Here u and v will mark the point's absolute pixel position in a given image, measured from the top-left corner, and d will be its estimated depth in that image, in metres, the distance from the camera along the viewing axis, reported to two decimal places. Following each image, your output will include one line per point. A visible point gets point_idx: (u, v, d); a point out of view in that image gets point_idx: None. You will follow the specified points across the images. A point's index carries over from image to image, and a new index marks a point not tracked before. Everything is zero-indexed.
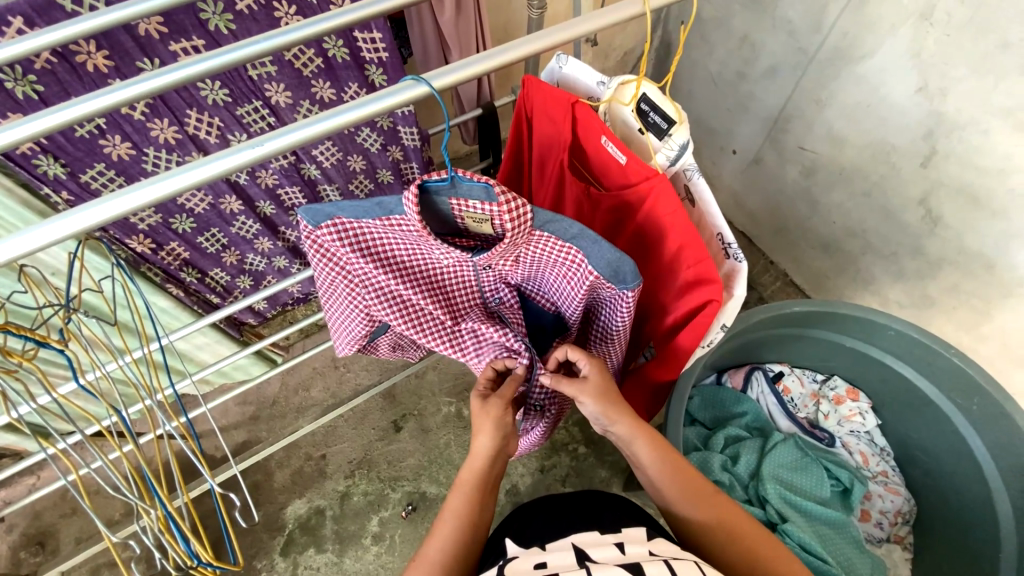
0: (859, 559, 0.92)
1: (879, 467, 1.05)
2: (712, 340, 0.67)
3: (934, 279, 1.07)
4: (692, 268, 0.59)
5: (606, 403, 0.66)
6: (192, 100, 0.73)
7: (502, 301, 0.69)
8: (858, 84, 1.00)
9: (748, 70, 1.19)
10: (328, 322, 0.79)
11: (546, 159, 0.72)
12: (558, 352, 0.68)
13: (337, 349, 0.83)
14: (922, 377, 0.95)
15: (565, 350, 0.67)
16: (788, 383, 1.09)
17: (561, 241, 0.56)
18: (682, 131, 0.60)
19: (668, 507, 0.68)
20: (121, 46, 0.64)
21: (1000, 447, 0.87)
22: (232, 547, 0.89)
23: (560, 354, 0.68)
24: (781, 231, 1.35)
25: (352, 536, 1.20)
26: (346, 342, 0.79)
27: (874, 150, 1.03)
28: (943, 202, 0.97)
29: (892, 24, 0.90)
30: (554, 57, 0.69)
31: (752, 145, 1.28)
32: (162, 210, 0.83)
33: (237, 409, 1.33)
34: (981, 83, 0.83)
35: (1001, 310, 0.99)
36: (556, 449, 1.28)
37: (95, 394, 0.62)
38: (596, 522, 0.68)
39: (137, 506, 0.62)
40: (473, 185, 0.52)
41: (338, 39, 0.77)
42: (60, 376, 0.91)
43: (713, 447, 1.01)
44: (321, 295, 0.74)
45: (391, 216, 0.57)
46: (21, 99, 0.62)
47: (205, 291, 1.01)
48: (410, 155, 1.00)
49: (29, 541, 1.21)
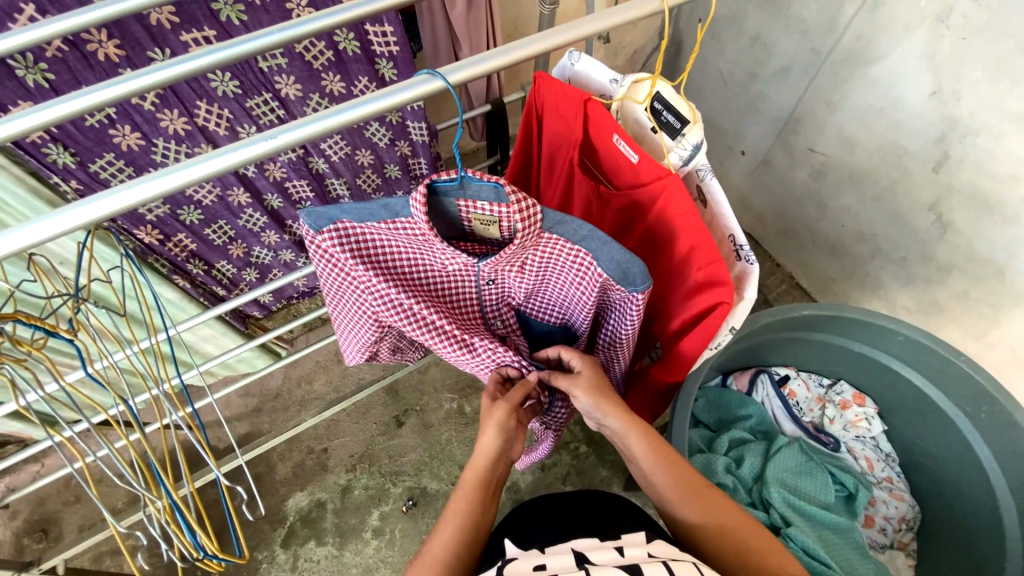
0: (861, 564, 0.91)
1: (884, 473, 1.05)
2: (720, 342, 0.66)
3: (943, 285, 1.06)
4: (703, 270, 0.59)
5: (605, 402, 0.66)
6: (202, 91, 0.73)
7: (505, 323, 0.74)
8: (872, 86, 0.99)
9: (760, 70, 1.18)
10: (336, 329, 0.79)
11: (555, 158, 0.71)
12: (552, 351, 0.70)
13: (345, 360, 0.83)
14: (930, 384, 0.94)
15: (558, 349, 0.69)
16: (793, 387, 1.08)
17: (571, 243, 0.55)
18: (696, 131, 0.60)
19: (665, 509, 0.67)
20: (133, 36, 0.64)
21: (1006, 455, 0.86)
22: (236, 539, 0.89)
23: (553, 352, 0.70)
24: (789, 234, 1.35)
25: (353, 529, 1.21)
26: (355, 352, 0.80)
27: (885, 153, 1.02)
28: (954, 208, 0.96)
29: (907, 26, 0.89)
30: (566, 53, 0.69)
31: (761, 146, 1.28)
32: (170, 201, 0.83)
33: (240, 401, 1.33)
34: (996, 88, 0.83)
35: (1010, 317, 0.99)
36: (557, 447, 1.28)
37: (103, 383, 0.62)
38: (597, 528, 0.68)
39: (143, 496, 0.62)
40: (483, 185, 0.52)
41: (349, 32, 0.76)
42: (67, 365, 0.91)
43: (716, 450, 1.00)
44: (327, 301, 0.74)
45: (397, 219, 0.56)
46: (32, 88, 0.62)
47: (211, 283, 1.01)
48: (418, 150, 0.99)
49: (33, 527, 1.22)
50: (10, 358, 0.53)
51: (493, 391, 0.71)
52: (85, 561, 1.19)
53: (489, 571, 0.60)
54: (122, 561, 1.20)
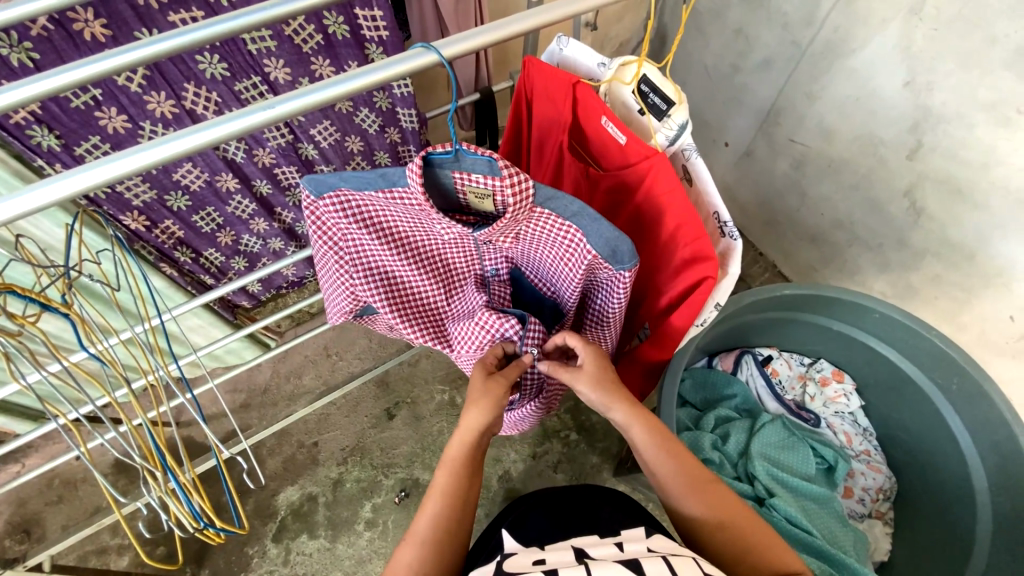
0: (843, 532, 0.94)
1: (862, 446, 1.09)
2: (706, 318, 0.68)
3: (918, 269, 1.10)
4: (690, 244, 0.60)
5: (609, 393, 0.68)
6: (190, 74, 0.73)
7: (498, 278, 0.73)
8: (848, 77, 1.02)
9: (742, 63, 1.21)
10: (321, 291, 0.80)
11: (545, 143, 0.74)
12: (558, 338, 0.70)
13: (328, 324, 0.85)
14: (905, 359, 0.98)
15: (563, 335, 0.69)
16: (776, 366, 1.12)
17: (562, 219, 0.57)
18: (681, 111, 0.63)
19: (667, 498, 0.68)
20: (120, 16, 0.64)
21: (977, 426, 0.90)
22: (235, 519, 0.90)
23: (558, 339, 0.70)
24: (771, 224, 1.39)
25: (345, 522, 1.21)
26: (336, 317, 0.81)
27: (862, 142, 1.06)
28: (928, 194, 1.00)
29: (883, 18, 0.93)
30: (554, 39, 0.70)
31: (743, 138, 1.31)
32: (157, 185, 0.82)
33: (227, 397, 1.33)
34: (965, 78, 0.86)
35: (980, 298, 1.02)
36: (547, 436, 1.29)
37: (104, 363, 0.63)
38: (596, 526, 0.70)
39: (142, 470, 0.63)
40: (477, 158, 0.53)
41: (338, 16, 0.77)
42: (65, 351, 0.92)
43: (703, 427, 1.03)
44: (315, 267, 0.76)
45: (394, 187, 0.58)
46: (16, 67, 0.62)
47: (199, 272, 1.02)
48: (408, 137, 1.00)
49: (15, 529, 1.20)
50: (5, 333, 0.53)
51: (487, 364, 0.71)
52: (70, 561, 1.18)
53: (488, 565, 0.61)
54: (110, 559, 1.16)
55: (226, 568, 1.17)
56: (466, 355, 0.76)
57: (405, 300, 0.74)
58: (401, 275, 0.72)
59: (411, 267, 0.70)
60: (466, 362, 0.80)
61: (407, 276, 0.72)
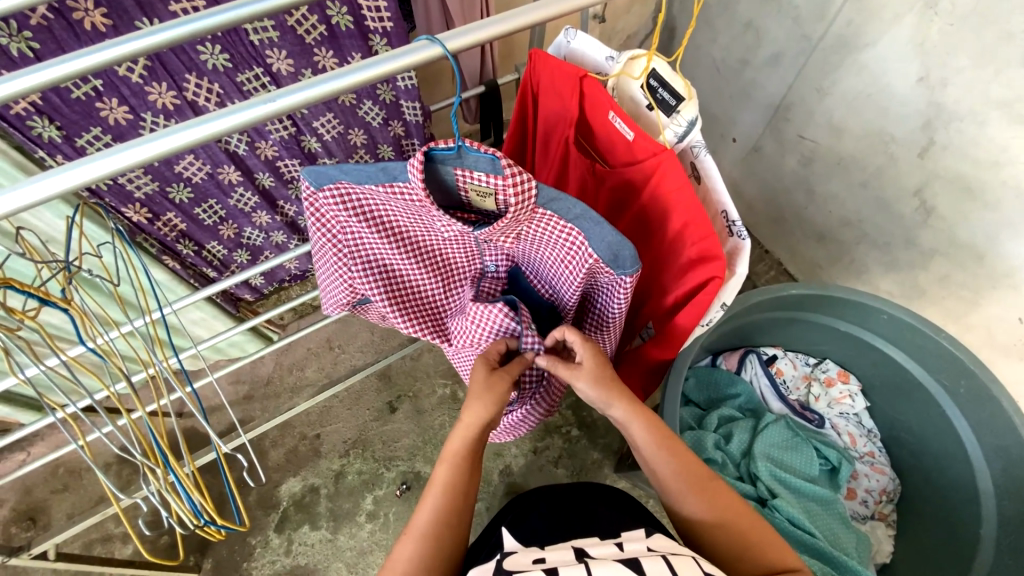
0: (844, 533, 0.94)
1: (866, 448, 1.08)
2: (711, 318, 0.68)
3: (925, 269, 1.09)
4: (696, 245, 0.60)
5: (608, 393, 0.68)
6: (192, 65, 0.72)
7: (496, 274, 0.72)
8: (859, 73, 1.01)
9: (751, 57, 1.19)
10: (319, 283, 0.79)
11: (551, 137, 0.73)
12: (558, 333, 0.68)
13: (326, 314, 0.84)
14: (911, 360, 0.97)
15: (561, 330, 0.68)
16: (781, 366, 1.11)
17: (564, 221, 0.56)
18: (691, 107, 0.62)
19: (668, 499, 0.68)
20: (120, 5, 0.63)
21: (983, 428, 0.90)
22: (237, 511, 0.91)
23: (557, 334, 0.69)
24: (778, 220, 1.37)
25: (347, 514, 1.22)
26: (333, 307, 0.80)
27: (872, 139, 1.04)
28: (938, 193, 0.98)
29: (896, 14, 0.91)
30: (562, 31, 0.69)
31: (751, 133, 1.29)
32: (158, 177, 0.81)
33: (231, 388, 1.33)
34: (980, 74, 0.85)
35: (989, 300, 1.01)
36: (548, 431, 1.29)
37: (104, 356, 0.62)
38: (595, 527, 0.70)
39: (142, 464, 0.63)
40: (480, 156, 0.52)
41: (342, 6, 0.76)
42: (67, 342, 0.92)
43: (706, 427, 1.03)
44: (314, 259, 0.75)
45: (395, 182, 0.57)
46: (16, 56, 0.62)
47: (201, 264, 1.02)
48: (411, 130, 0.99)
49: (20, 516, 1.21)
50: (3, 328, 0.52)
51: (489, 360, 0.71)
52: (75, 548, 1.19)
53: (488, 564, 0.61)
54: (114, 547, 1.19)
55: (229, 557, 1.18)
56: (465, 350, 0.76)
57: (404, 293, 0.73)
58: (400, 269, 0.71)
59: (410, 261, 0.69)
60: (465, 357, 0.79)
61: (406, 270, 0.71)
